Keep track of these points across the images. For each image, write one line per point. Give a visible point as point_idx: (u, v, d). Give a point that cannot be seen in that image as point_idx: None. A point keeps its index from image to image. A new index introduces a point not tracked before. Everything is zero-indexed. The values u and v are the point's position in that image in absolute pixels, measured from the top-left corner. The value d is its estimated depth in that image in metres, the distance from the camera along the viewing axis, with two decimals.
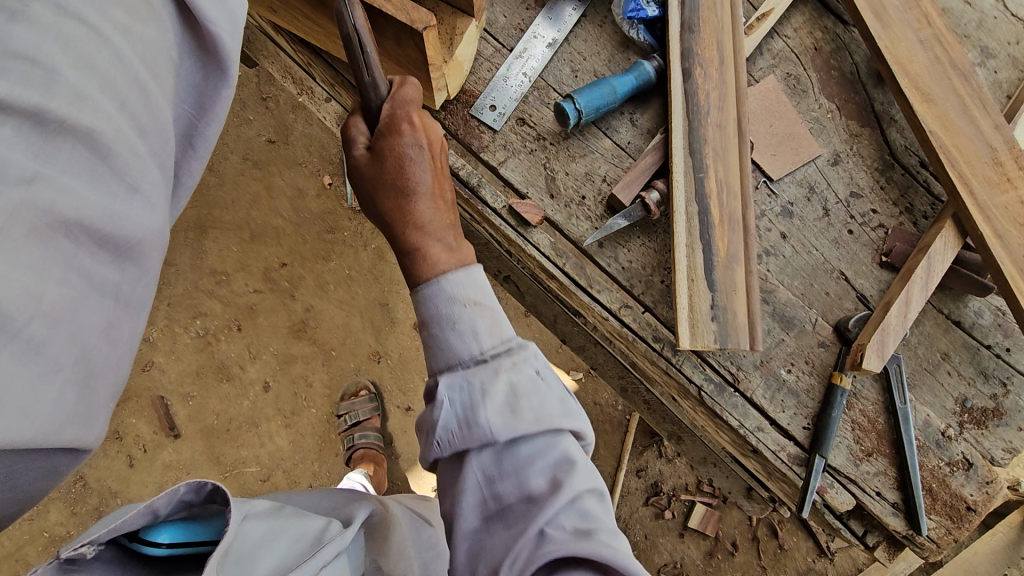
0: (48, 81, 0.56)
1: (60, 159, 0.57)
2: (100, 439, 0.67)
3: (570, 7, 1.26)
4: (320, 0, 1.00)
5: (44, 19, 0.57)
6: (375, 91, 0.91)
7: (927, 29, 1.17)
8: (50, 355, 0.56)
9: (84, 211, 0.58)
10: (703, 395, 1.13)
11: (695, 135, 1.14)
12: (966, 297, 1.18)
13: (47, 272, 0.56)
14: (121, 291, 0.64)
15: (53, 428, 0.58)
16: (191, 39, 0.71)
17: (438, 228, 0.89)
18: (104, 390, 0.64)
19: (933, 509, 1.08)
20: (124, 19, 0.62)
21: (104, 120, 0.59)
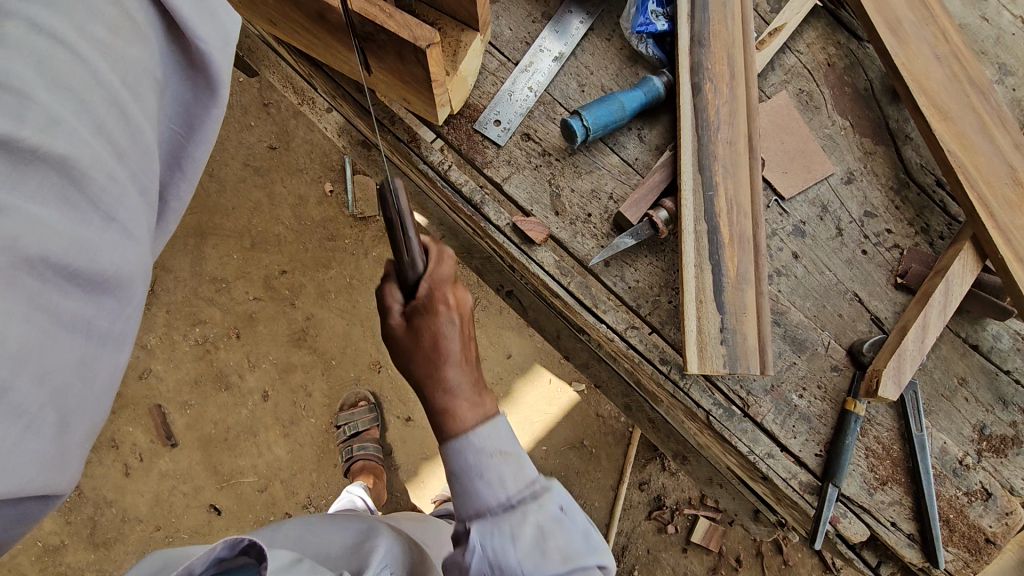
0: (18, 106, 0.54)
1: (30, 185, 0.55)
2: (77, 482, 0.64)
3: (577, 21, 1.24)
4: (321, 14, 0.97)
5: (17, 39, 0.55)
6: (406, 240, 0.87)
7: (944, 46, 1.14)
8: (15, 400, 0.53)
9: (55, 241, 0.55)
10: (712, 420, 1.09)
11: (705, 152, 1.11)
12: (983, 321, 1.14)
13: (10, 312, 0.53)
14: (96, 325, 0.61)
15: (22, 476, 0.55)
16: (179, 55, 0.67)
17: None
18: (81, 430, 0.61)
19: (950, 541, 1.04)
20: (103, 39, 0.59)
21: (75, 146, 0.57)
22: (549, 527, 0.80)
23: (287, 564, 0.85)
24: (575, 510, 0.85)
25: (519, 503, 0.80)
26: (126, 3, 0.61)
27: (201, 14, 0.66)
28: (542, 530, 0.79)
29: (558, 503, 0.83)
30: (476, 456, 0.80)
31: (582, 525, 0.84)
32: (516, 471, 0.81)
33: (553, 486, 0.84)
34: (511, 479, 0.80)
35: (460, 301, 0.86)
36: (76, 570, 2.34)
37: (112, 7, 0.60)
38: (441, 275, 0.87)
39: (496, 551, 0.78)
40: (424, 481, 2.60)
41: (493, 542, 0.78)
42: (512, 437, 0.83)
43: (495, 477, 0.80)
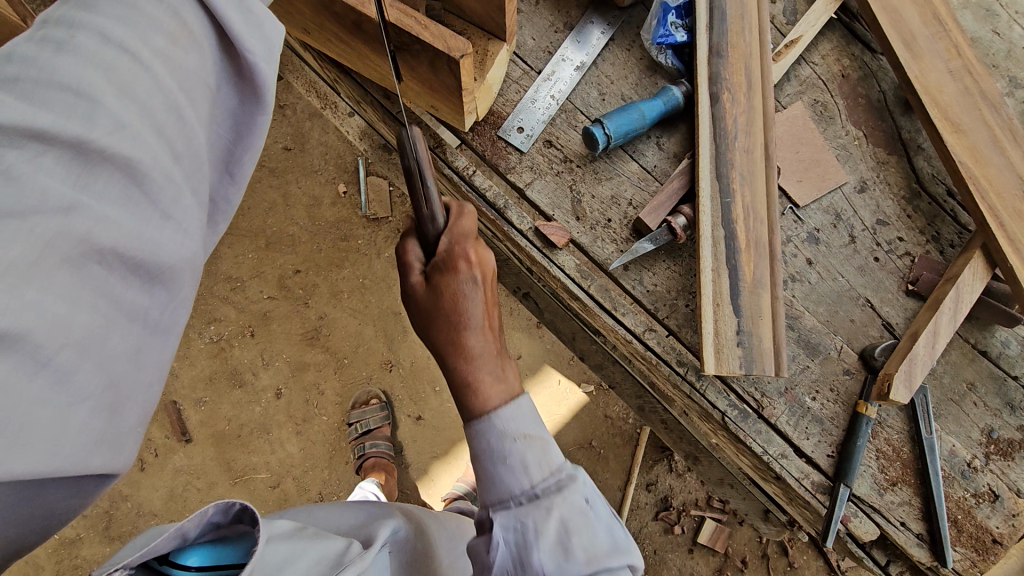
0: (90, 111, 0.56)
1: (98, 185, 0.57)
2: (131, 464, 0.67)
3: (598, 31, 1.28)
4: (356, 25, 1.01)
5: (88, 48, 0.58)
6: (433, 224, 0.95)
7: (956, 60, 1.17)
8: (79, 383, 0.56)
9: (120, 236, 0.58)
10: (727, 421, 1.13)
11: (722, 160, 1.14)
12: (992, 327, 1.17)
13: (76, 300, 0.56)
14: (153, 315, 0.63)
15: (82, 455, 0.57)
16: (229, 65, 0.71)
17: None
18: (134, 415, 0.63)
19: (958, 540, 1.07)
20: (164, 48, 0.63)
21: (140, 148, 0.59)
22: (574, 519, 0.79)
23: (289, 530, 0.88)
24: (603, 504, 0.84)
25: (543, 493, 0.81)
26: (185, 16, 0.65)
27: (250, 26, 0.70)
28: (565, 523, 0.78)
29: (583, 496, 0.82)
30: (499, 439, 0.84)
31: (608, 522, 0.82)
32: (540, 459, 0.83)
33: (580, 476, 0.84)
34: (536, 466, 0.83)
35: (481, 260, 0.92)
36: (92, 563, 2.38)
37: (171, 19, 0.64)
38: (462, 232, 0.94)
39: (519, 544, 0.78)
40: (434, 479, 2.63)
41: (510, 526, 0.80)
42: (536, 422, 0.86)
43: (518, 463, 0.83)
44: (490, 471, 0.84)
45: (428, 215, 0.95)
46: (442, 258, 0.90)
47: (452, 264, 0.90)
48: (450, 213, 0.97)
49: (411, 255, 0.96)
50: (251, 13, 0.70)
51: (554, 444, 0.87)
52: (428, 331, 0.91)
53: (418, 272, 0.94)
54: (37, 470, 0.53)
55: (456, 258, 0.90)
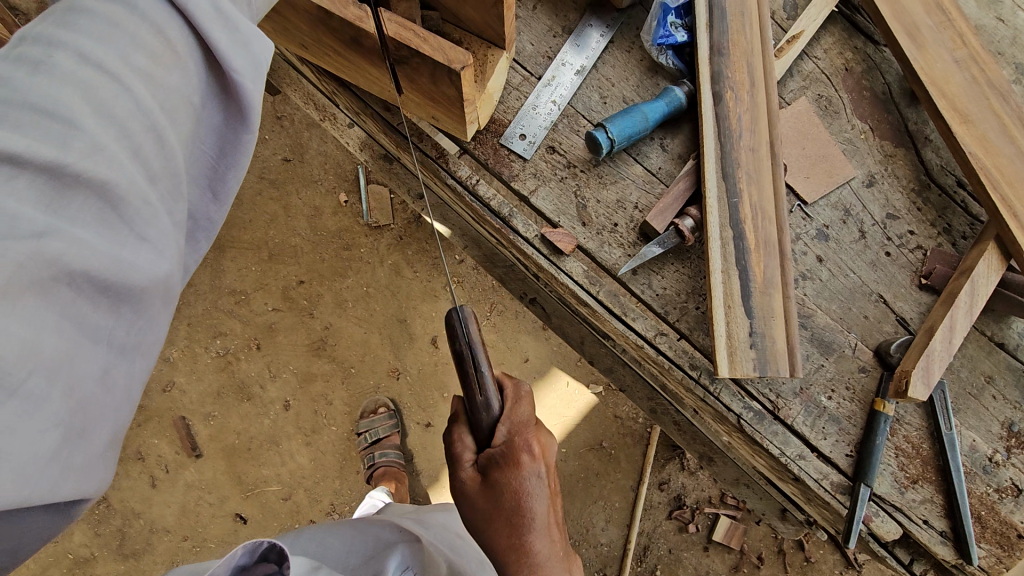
0: (65, 133, 0.56)
1: (70, 209, 0.57)
2: (106, 484, 0.66)
3: (597, 34, 1.27)
4: (354, 40, 1.00)
5: (65, 68, 0.58)
6: (488, 413, 0.95)
7: (962, 49, 1.15)
8: (43, 410, 0.55)
9: (93, 259, 0.57)
10: (743, 423, 1.11)
11: (728, 159, 1.13)
12: (1008, 319, 1.16)
13: (44, 324, 0.55)
14: (119, 337, 0.63)
15: (48, 481, 0.57)
16: (214, 82, 0.70)
17: (550, 555, 0.97)
18: (101, 439, 0.63)
19: (982, 537, 1.06)
20: (146, 67, 0.63)
21: (115, 169, 0.58)
22: None
23: (309, 568, 0.95)
24: None
25: None
26: (168, 34, 0.65)
27: (236, 45, 0.69)
28: None
29: None
30: None
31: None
32: None
33: None
34: None
35: (541, 449, 0.97)
36: None
37: (154, 36, 0.64)
38: (521, 418, 0.96)
39: None
40: (445, 485, 2.64)
41: None
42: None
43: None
44: None
45: (480, 400, 0.96)
46: (502, 451, 0.93)
47: (513, 457, 0.93)
48: (502, 390, 1.00)
49: (462, 445, 0.98)
50: (237, 31, 0.70)
51: None
52: (487, 536, 0.97)
53: (470, 463, 0.97)
54: (8, 495, 0.53)
55: (519, 452, 0.93)
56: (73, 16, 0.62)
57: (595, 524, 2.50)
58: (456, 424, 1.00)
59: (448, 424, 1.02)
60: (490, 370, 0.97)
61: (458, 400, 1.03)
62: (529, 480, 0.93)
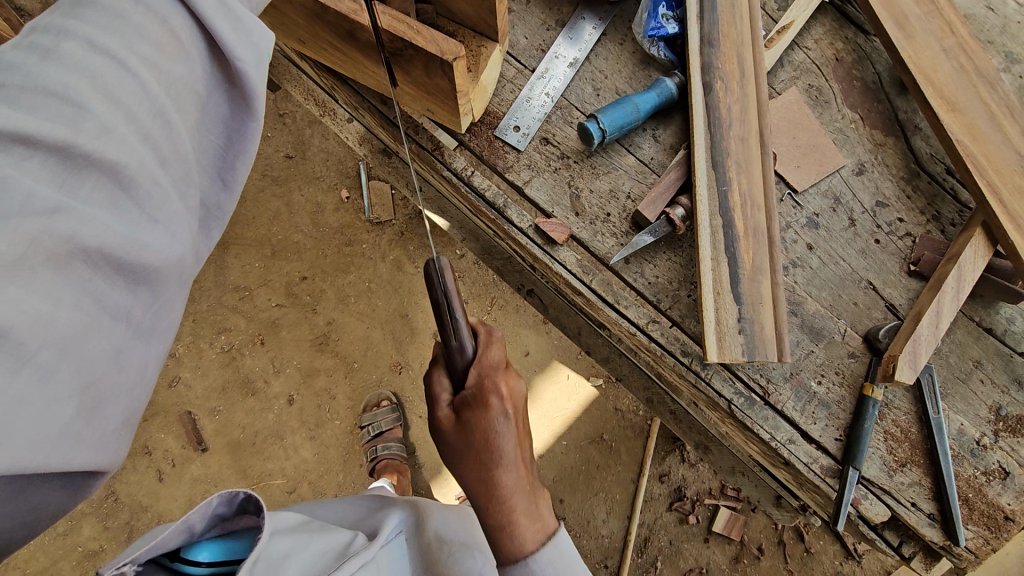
0: (75, 116, 0.59)
1: (83, 189, 0.60)
2: (120, 461, 0.69)
3: (590, 27, 1.29)
4: (349, 33, 1.02)
5: (73, 54, 0.60)
6: (461, 355, 0.96)
7: (950, 38, 1.17)
8: (63, 380, 0.58)
9: (106, 238, 0.60)
10: (733, 408, 1.13)
11: (718, 148, 1.15)
12: (997, 305, 1.17)
13: (63, 298, 0.58)
14: (136, 315, 0.65)
15: (66, 452, 0.59)
16: (219, 73, 0.73)
17: (518, 485, 0.92)
18: (118, 415, 0.65)
19: (970, 519, 1.07)
20: (153, 56, 0.65)
21: (124, 152, 0.61)
22: None
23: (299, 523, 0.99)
24: None
25: None
26: (173, 22, 0.67)
27: (238, 34, 0.71)
28: None
29: None
30: None
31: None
32: None
33: None
34: None
35: (512, 392, 0.94)
36: None
37: (159, 26, 0.66)
38: (492, 360, 0.97)
39: None
40: (447, 478, 2.66)
41: None
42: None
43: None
44: None
45: (456, 343, 0.97)
46: (473, 391, 0.92)
47: (482, 399, 0.91)
48: (479, 339, 1.00)
49: (438, 386, 0.98)
50: (239, 21, 0.72)
51: None
52: (460, 470, 0.94)
53: (445, 404, 0.96)
54: (26, 463, 0.55)
55: (487, 393, 0.91)
56: (79, 7, 0.64)
57: (596, 516, 2.52)
58: (433, 368, 1.00)
59: (427, 367, 1.02)
60: (464, 318, 0.99)
61: (438, 344, 1.04)
62: (496, 419, 0.90)
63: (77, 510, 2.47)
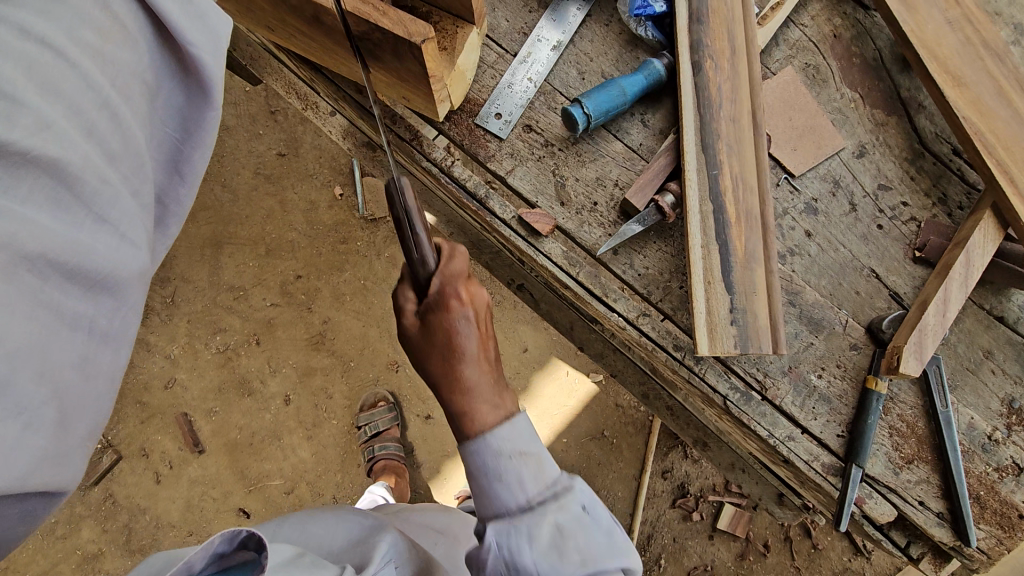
0: (12, 111, 0.53)
1: (22, 191, 0.54)
2: (81, 479, 0.65)
3: (575, 7, 1.23)
4: (316, 18, 0.96)
5: (4, 41, 0.54)
6: None
7: (955, 9, 1.10)
8: (15, 400, 0.53)
9: (49, 243, 0.55)
10: (730, 405, 1.08)
11: (707, 130, 1.09)
12: (1008, 291, 1.11)
13: (11, 310, 0.53)
14: (100, 324, 0.61)
15: (21, 472, 0.55)
16: (170, 58, 0.67)
17: (482, 379, 0.84)
18: (81, 430, 0.62)
19: (982, 518, 1.02)
20: (95, 43, 0.59)
21: (68, 148, 0.56)
22: (568, 524, 0.79)
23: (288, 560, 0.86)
24: (597, 507, 0.84)
25: (539, 504, 0.80)
26: (116, 7, 0.61)
27: (189, 16, 0.66)
28: (560, 528, 0.79)
29: (580, 503, 0.82)
30: (495, 458, 0.80)
31: (604, 525, 0.84)
32: (535, 472, 0.81)
33: (574, 485, 0.83)
34: (533, 481, 0.80)
35: None
36: None
37: (100, 10, 0.60)
38: None
39: (512, 550, 0.78)
40: (446, 477, 2.62)
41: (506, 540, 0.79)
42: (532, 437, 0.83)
43: (514, 480, 0.80)
44: (485, 489, 0.81)
45: None
46: None
47: None
48: None
49: None
50: (190, 4, 0.66)
51: (547, 454, 0.84)
52: None
53: None
54: None
55: None
56: None
57: None
58: None
59: None
60: None
61: None
62: None
63: (74, 514, 2.44)
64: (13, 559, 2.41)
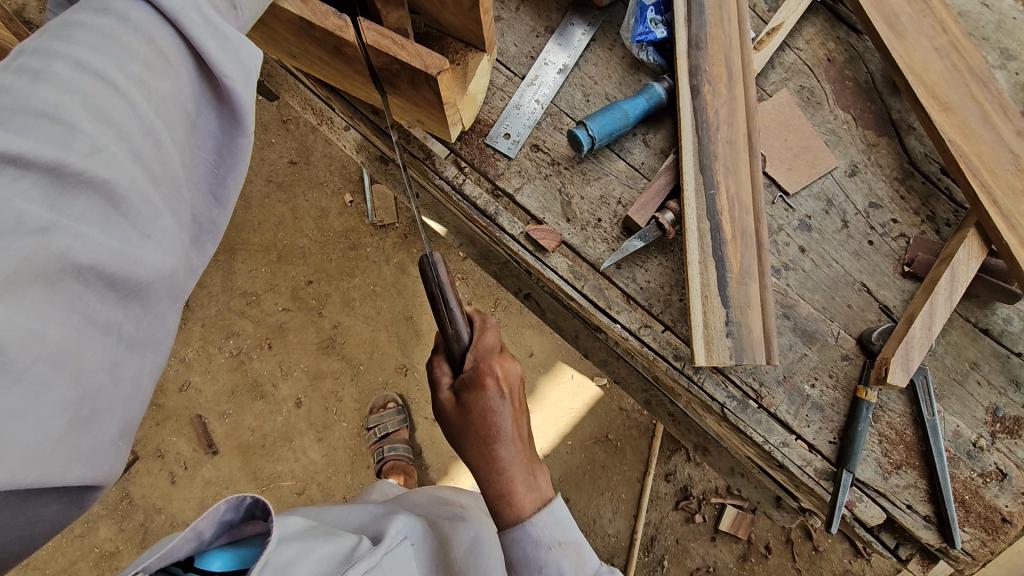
0: (66, 136, 0.58)
1: (74, 207, 0.59)
2: (115, 474, 0.70)
3: (580, 32, 1.29)
4: (336, 49, 1.03)
5: (63, 77, 0.60)
6: (458, 342, 0.98)
7: (942, 37, 1.16)
8: (56, 395, 0.58)
9: (100, 252, 0.60)
10: (726, 412, 1.13)
11: (705, 151, 1.14)
12: (994, 305, 1.16)
13: (48, 314, 0.58)
14: (128, 330, 0.66)
15: (60, 461, 0.60)
16: (207, 89, 0.72)
17: (517, 460, 0.96)
18: (112, 429, 0.66)
19: (967, 521, 1.07)
20: (141, 76, 0.65)
21: (117, 171, 0.61)
22: None
23: (303, 530, 0.97)
24: None
25: None
26: (161, 43, 0.67)
27: (225, 51, 0.71)
28: None
29: None
30: None
31: None
32: None
33: None
34: None
35: (507, 375, 0.97)
36: None
37: (147, 47, 0.66)
38: (487, 345, 0.99)
39: None
40: (454, 478, 2.68)
41: None
42: None
43: None
44: None
45: (452, 332, 0.99)
46: (469, 376, 0.95)
47: (479, 382, 0.94)
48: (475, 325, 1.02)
49: (439, 370, 1.01)
50: (226, 39, 0.71)
51: None
52: (461, 446, 0.97)
53: (446, 386, 0.99)
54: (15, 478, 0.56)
55: (484, 376, 0.94)
56: (69, 29, 0.64)
57: (601, 515, 2.52)
58: (436, 353, 1.03)
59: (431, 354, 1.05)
60: (461, 307, 1.00)
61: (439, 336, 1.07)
62: (494, 400, 0.94)
63: (94, 512, 2.51)
64: (34, 554, 2.48)
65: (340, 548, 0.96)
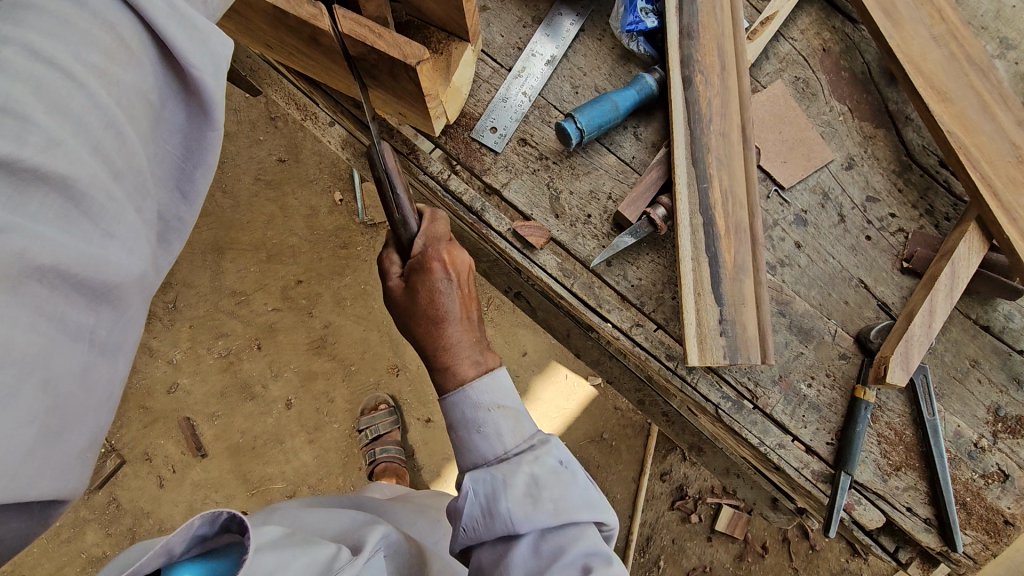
0: (20, 129, 0.52)
1: (33, 205, 0.53)
2: (84, 487, 0.65)
3: (568, 22, 1.25)
4: (313, 38, 0.98)
5: (13, 65, 0.54)
6: (405, 228, 0.99)
7: (941, 25, 1.12)
8: (18, 409, 0.53)
9: (62, 253, 0.54)
10: (721, 414, 1.10)
11: (698, 144, 1.11)
12: (994, 301, 1.13)
13: (14, 319, 0.52)
14: (99, 335, 0.60)
15: (25, 480, 0.55)
16: (173, 80, 0.65)
17: (463, 339, 0.96)
18: (79, 441, 0.61)
19: (968, 524, 1.04)
20: (100, 66, 0.59)
21: (78, 166, 0.55)
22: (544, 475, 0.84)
23: (278, 538, 0.90)
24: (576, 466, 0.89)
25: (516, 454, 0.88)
26: (121, 28, 0.61)
27: (194, 41, 0.65)
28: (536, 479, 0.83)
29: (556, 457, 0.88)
30: None
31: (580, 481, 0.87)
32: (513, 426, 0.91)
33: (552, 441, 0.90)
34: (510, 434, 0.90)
35: (455, 260, 0.96)
36: None
37: (107, 34, 0.60)
38: (436, 237, 0.99)
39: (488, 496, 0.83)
40: (447, 479, 2.64)
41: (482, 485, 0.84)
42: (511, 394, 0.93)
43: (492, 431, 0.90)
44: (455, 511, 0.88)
45: (400, 218, 1.00)
46: (416, 260, 0.95)
47: (426, 265, 0.95)
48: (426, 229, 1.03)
49: (390, 262, 1.02)
50: (194, 27, 0.65)
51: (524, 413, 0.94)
52: (410, 326, 0.98)
53: (396, 276, 1.00)
54: None
55: (430, 259, 0.94)
56: (15, 11, 0.57)
57: None
58: (387, 246, 1.04)
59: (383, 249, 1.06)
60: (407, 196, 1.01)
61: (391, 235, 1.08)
62: (439, 281, 0.94)
63: (79, 517, 2.46)
64: (19, 562, 2.43)
65: (319, 557, 0.90)
